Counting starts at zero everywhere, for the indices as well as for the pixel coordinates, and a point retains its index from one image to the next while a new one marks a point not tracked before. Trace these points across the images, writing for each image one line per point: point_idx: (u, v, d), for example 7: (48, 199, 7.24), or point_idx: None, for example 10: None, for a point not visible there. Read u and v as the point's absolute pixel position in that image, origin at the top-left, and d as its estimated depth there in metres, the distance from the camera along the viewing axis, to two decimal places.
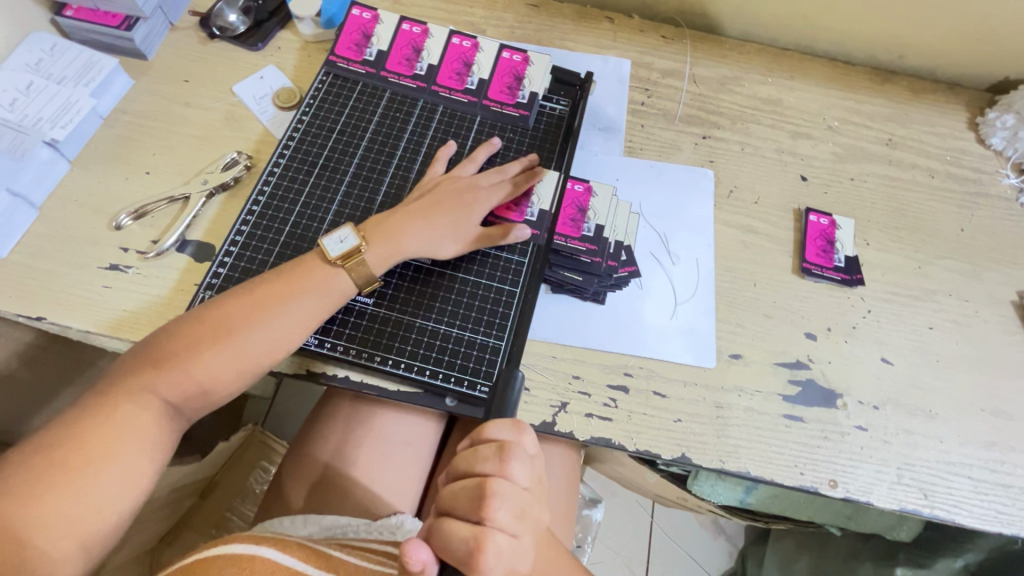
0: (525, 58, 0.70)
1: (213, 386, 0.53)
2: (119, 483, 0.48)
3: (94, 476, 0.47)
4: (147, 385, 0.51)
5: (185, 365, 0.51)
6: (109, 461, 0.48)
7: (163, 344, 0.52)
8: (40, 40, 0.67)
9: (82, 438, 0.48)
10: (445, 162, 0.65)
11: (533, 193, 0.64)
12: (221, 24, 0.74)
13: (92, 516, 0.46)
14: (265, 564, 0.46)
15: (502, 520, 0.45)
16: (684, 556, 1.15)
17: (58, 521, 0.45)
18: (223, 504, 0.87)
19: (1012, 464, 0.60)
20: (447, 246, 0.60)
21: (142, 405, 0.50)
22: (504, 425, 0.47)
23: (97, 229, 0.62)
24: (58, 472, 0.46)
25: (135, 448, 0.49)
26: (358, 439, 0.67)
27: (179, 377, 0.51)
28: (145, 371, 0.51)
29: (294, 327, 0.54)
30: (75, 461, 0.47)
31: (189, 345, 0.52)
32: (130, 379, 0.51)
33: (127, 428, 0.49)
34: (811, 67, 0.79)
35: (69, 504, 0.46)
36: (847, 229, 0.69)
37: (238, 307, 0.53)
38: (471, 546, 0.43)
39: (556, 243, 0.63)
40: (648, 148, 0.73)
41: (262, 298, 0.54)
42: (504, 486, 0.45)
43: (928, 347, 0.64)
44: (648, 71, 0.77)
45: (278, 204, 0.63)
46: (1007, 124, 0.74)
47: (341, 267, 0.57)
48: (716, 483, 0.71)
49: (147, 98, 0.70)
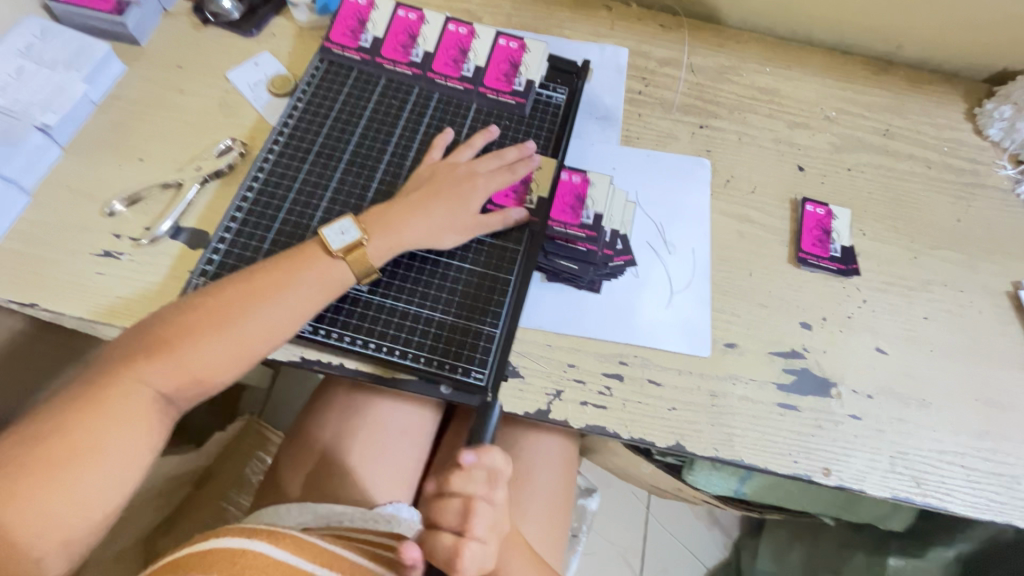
0: (522, 45, 0.69)
1: (207, 375, 0.53)
2: (110, 474, 0.48)
3: (82, 469, 0.47)
4: (141, 373, 0.50)
5: (181, 354, 0.51)
6: (98, 456, 0.47)
7: (158, 332, 0.52)
8: (32, 25, 0.66)
9: (67, 429, 0.47)
10: (443, 149, 0.65)
11: (531, 181, 0.65)
12: (215, 10, 0.72)
13: (81, 513, 0.46)
14: (258, 558, 0.46)
15: (480, 531, 0.47)
16: (679, 547, 1.15)
17: (48, 519, 0.45)
18: (218, 493, 0.86)
19: (1005, 454, 0.60)
20: (445, 236, 0.60)
21: (135, 396, 0.50)
22: (496, 453, 0.48)
23: (90, 215, 0.62)
24: (46, 468, 0.46)
25: (125, 440, 0.49)
26: (353, 427, 0.67)
27: (172, 366, 0.51)
28: (138, 359, 0.51)
29: (290, 315, 0.54)
30: (61, 457, 0.46)
31: (183, 334, 0.52)
32: (121, 369, 0.50)
33: (118, 419, 0.49)
34: (808, 56, 0.79)
35: (56, 502, 0.45)
36: (844, 219, 0.69)
37: (234, 295, 0.53)
38: (451, 553, 0.46)
39: (553, 230, 0.63)
40: (644, 137, 0.72)
41: (259, 287, 0.54)
42: (486, 506, 0.47)
43: (923, 337, 0.65)
44: (645, 60, 0.77)
45: (273, 191, 0.62)
46: (1004, 115, 0.73)
47: (342, 260, 0.56)
48: (711, 474, 0.73)
49: (140, 84, 0.69)
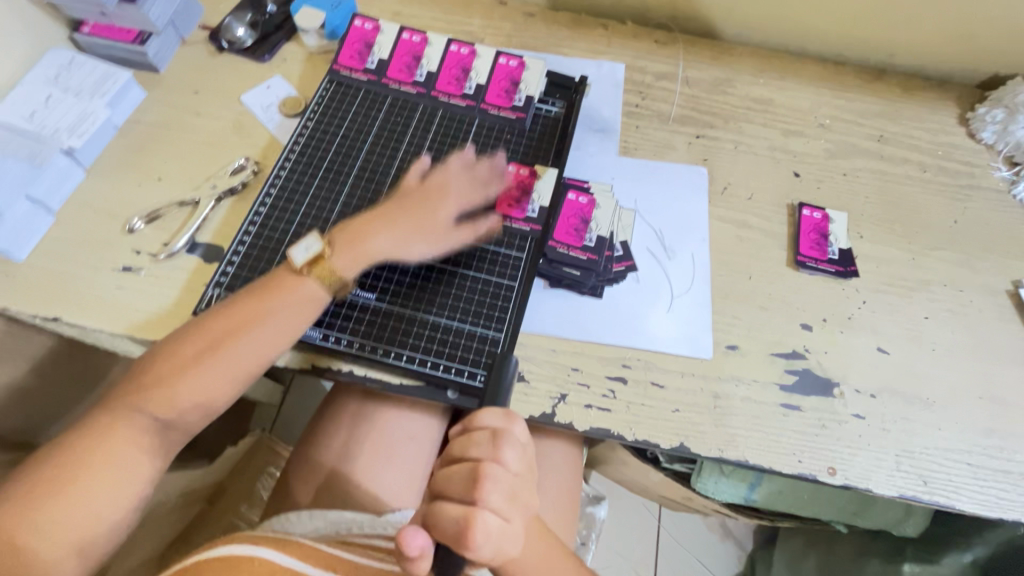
0: (521, 62, 0.72)
1: (205, 398, 0.55)
2: (116, 495, 0.51)
3: (91, 492, 0.50)
4: (140, 398, 0.53)
5: (175, 382, 0.53)
6: (103, 469, 0.51)
7: (159, 356, 0.55)
8: (58, 55, 0.69)
9: (79, 445, 0.51)
10: (419, 173, 0.66)
11: (533, 190, 0.66)
12: (229, 38, 0.77)
13: (86, 525, 0.49)
14: (263, 565, 0.47)
15: (494, 501, 0.44)
16: (692, 560, 1.14)
17: (56, 529, 0.48)
18: (229, 509, 0.86)
19: (1012, 452, 0.60)
20: (410, 254, 0.61)
21: (138, 421, 0.53)
22: (496, 413, 0.47)
23: (111, 232, 0.65)
24: (58, 480, 0.49)
25: (128, 455, 0.52)
26: (363, 435, 0.68)
27: (171, 389, 0.53)
28: (141, 387, 0.53)
29: (279, 337, 0.56)
30: (72, 470, 0.50)
31: (183, 357, 0.54)
32: (127, 391, 0.53)
33: (123, 444, 0.52)
34: (802, 67, 0.81)
35: (65, 511, 0.49)
36: (841, 222, 0.70)
37: (228, 319, 0.55)
38: (462, 525, 0.43)
39: (557, 252, 0.64)
40: (643, 147, 0.74)
41: (247, 311, 0.56)
42: (496, 470, 0.45)
43: (923, 336, 0.65)
44: (642, 75, 0.79)
45: (284, 206, 0.65)
46: (996, 119, 0.75)
47: (308, 275, 0.58)
48: (720, 480, 0.77)
49: (160, 109, 0.73)
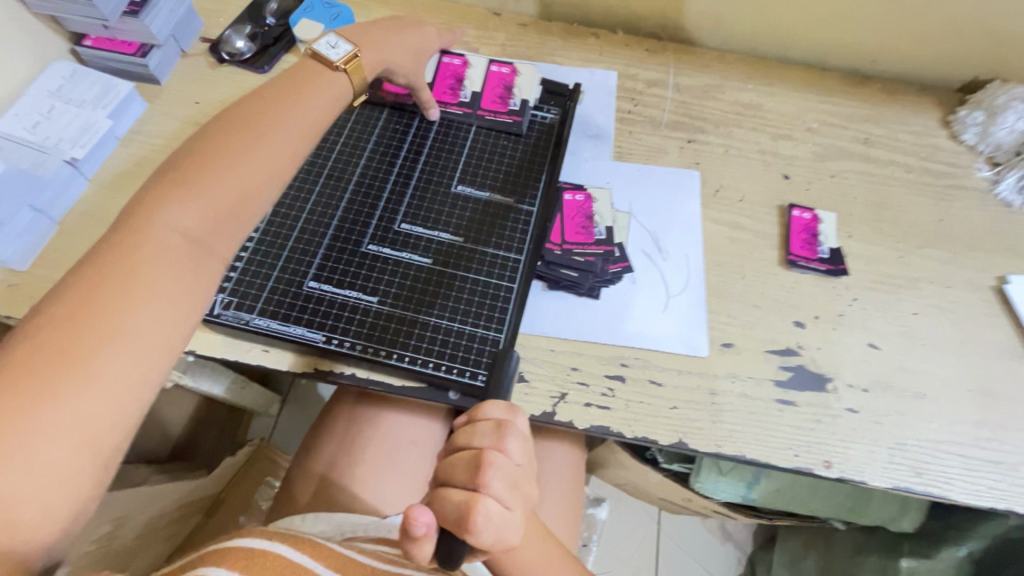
0: (513, 69, 0.75)
1: (241, 202, 0.49)
2: (163, 323, 0.42)
3: (121, 339, 0.39)
4: (167, 211, 0.45)
5: (209, 175, 0.47)
6: (136, 303, 0.41)
7: (180, 168, 0.48)
8: (60, 67, 0.70)
9: (99, 291, 0.40)
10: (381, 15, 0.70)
11: (595, 213, 0.69)
12: (230, 50, 0.77)
13: (124, 384, 0.39)
14: (278, 560, 0.47)
15: (497, 489, 0.43)
16: (692, 563, 1.15)
17: (87, 402, 0.37)
18: (228, 518, 0.89)
19: (1003, 442, 0.61)
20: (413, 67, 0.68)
21: (163, 248, 0.44)
22: (499, 406, 0.48)
23: None
24: (72, 346, 0.38)
25: (164, 277, 0.43)
26: (365, 439, 0.69)
27: (210, 189, 0.47)
28: (160, 202, 0.45)
29: (305, 127, 0.54)
30: (98, 326, 0.39)
31: (206, 162, 0.48)
32: (150, 208, 0.45)
33: (156, 289, 0.42)
34: (788, 73, 0.84)
35: (91, 382, 0.38)
36: (830, 222, 0.72)
37: (249, 114, 0.52)
38: (464, 510, 0.42)
39: (574, 251, 0.67)
40: (636, 152, 0.76)
41: (268, 106, 0.54)
42: (499, 457, 0.44)
43: (913, 331, 0.67)
44: (634, 82, 0.81)
45: (286, 211, 0.66)
46: (977, 121, 0.77)
47: (342, 71, 0.59)
48: (718, 480, 0.78)
49: (160, 120, 0.74)
